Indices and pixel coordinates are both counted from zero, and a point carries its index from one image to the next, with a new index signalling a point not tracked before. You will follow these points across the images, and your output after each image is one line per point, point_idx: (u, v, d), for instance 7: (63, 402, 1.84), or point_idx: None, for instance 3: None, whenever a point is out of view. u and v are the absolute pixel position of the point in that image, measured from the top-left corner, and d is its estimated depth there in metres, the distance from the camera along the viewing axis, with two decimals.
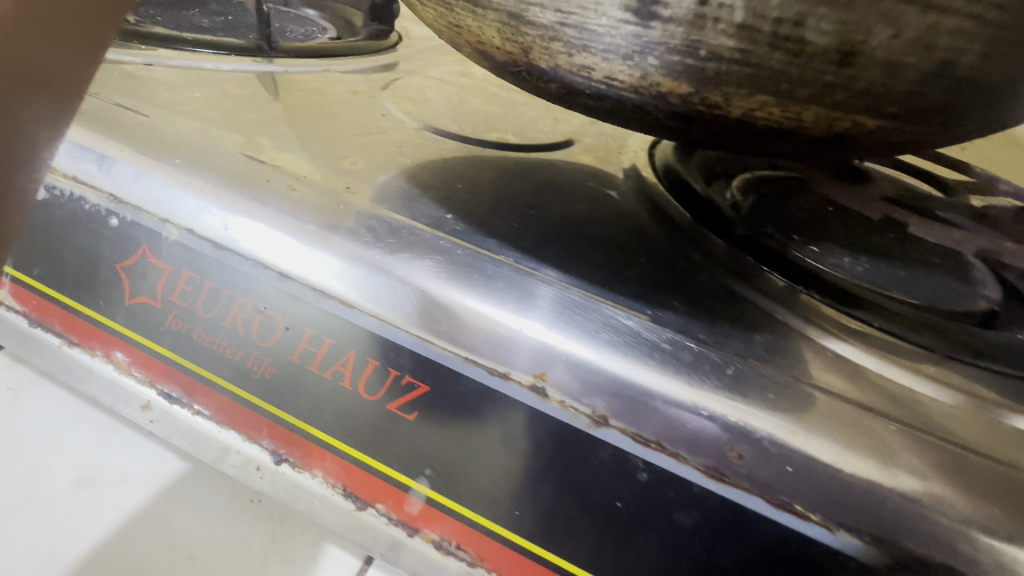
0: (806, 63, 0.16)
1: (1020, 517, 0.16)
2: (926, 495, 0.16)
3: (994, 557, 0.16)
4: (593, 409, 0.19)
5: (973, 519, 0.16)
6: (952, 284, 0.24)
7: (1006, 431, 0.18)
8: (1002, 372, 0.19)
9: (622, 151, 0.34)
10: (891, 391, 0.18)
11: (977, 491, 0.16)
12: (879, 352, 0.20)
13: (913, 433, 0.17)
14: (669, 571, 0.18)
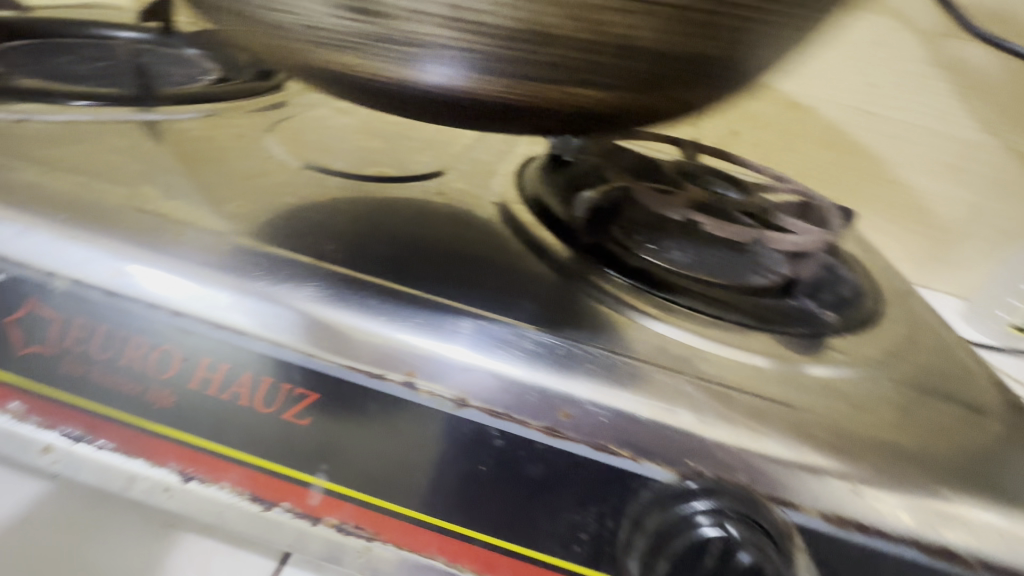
0: (555, 46, 0.22)
1: (749, 423, 0.23)
2: (692, 421, 0.23)
3: (739, 455, 0.22)
4: (455, 394, 0.23)
5: (722, 431, 0.23)
6: (726, 267, 0.34)
7: (735, 368, 0.26)
8: (744, 323, 0.30)
9: (491, 180, 0.40)
10: (669, 352, 0.26)
11: (721, 412, 0.23)
12: (665, 322, 0.28)
13: (680, 379, 0.25)
14: (526, 513, 0.23)
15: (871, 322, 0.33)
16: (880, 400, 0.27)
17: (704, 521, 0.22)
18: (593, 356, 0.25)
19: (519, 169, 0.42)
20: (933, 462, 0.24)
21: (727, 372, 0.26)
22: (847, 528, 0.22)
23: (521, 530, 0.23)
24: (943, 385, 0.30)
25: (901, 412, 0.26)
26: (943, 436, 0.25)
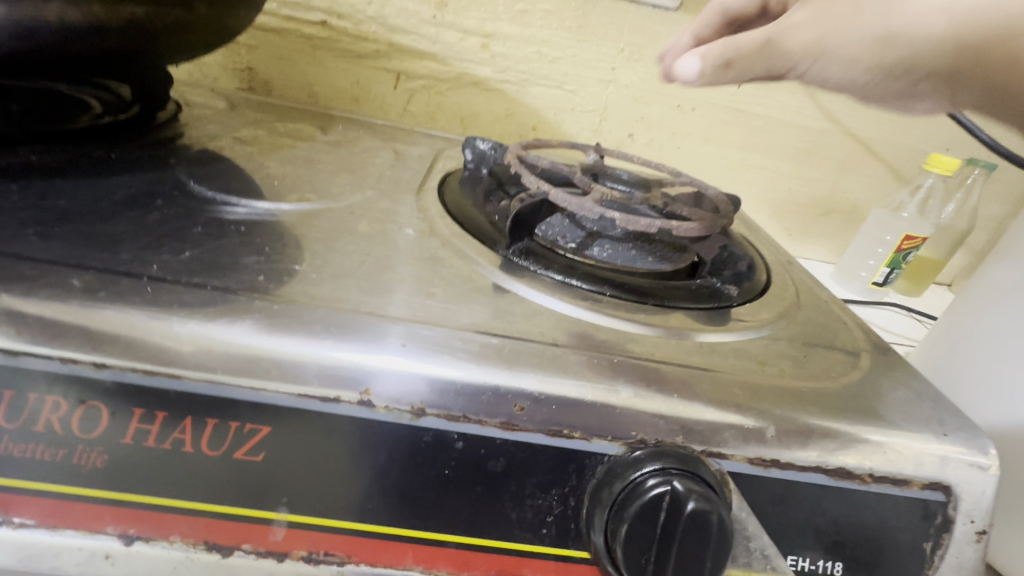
0: None
1: (678, 389, 0.26)
2: (631, 394, 0.25)
3: (675, 419, 0.25)
4: (411, 405, 0.24)
5: (659, 399, 0.25)
6: (637, 257, 0.38)
7: (657, 343, 0.30)
8: (660, 305, 0.33)
9: (414, 199, 0.41)
10: (600, 338, 0.29)
11: (654, 383, 0.26)
12: (590, 313, 0.31)
13: (615, 360, 0.27)
14: (494, 507, 0.24)
15: (761, 291, 0.38)
16: (778, 356, 0.31)
17: (651, 482, 0.24)
18: (533, 351, 0.27)
19: (440, 187, 0.44)
20: (824, 399, 0.28)
21: (652, 349, 0.29)
22: (767, 466, 0.26)
23: (491, 524, 0.24)
24: (823, 337, 0.35)
25: (794, 362, 0.31)
26: (825, 377, 0.30)
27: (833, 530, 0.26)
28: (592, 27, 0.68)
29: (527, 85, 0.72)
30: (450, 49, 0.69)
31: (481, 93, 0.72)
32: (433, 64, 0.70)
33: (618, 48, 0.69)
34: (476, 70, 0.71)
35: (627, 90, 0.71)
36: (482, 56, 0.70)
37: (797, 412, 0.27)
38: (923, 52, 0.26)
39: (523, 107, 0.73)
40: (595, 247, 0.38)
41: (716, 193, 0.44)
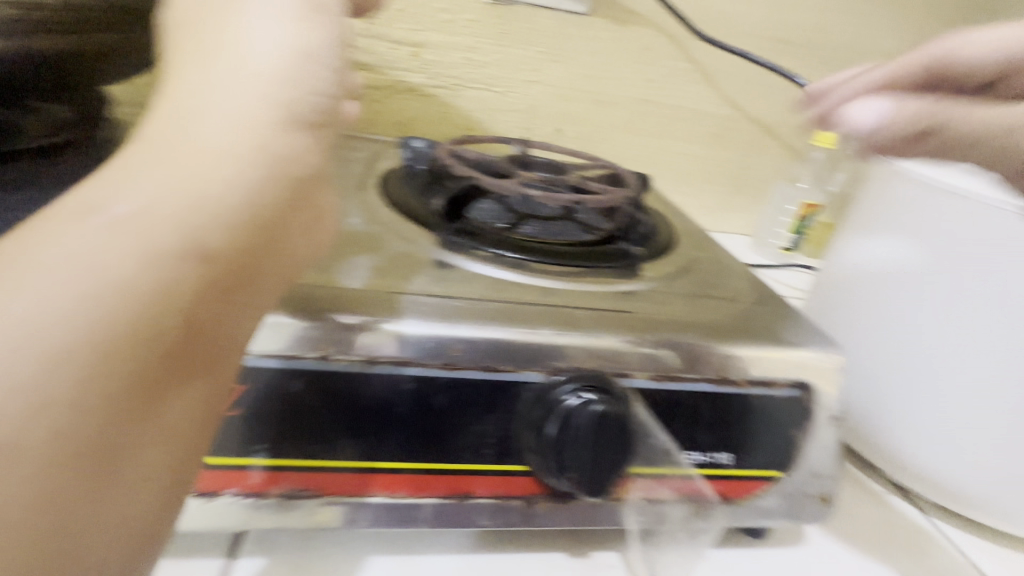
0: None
1: (590, 326, 0.32)
2: (552, 333, 0.31)
3: (590, 349, 0.31)
4: (364, 355, 0.28)
5: (575, 335, 0.31)
6: (559, 229, 0.44)
7: (575, 294, 0.35)
8: (579, 264, 0.39)
9: (356, 194, 0.45)
10: (527, 293, 0.34)
11: (570, 323, 0.32)
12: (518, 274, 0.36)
13: (538, 308, 0.33)
14: (443, 434, 0.29)
15: (667, 249, 0.45)
16: (672, 298, 0.38)
17: (569, 399, 0.29)
18: (462, 303, 0.32)
19: (380, 182, 0.48)
20: (710, 327, 0.35)
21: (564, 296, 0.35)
22: (665, 380, 0.31)
23: (441, 449, 0.29)
24: (714, 284, 0.42)
25: (690, 302, 0.38)
26: (714, 311, 0.37)
27: (723, 428, 0.32)
28: (512, 33, 0.76)
29: (459, 90, 0.78)
30: (383, 58, 0.74)
31: (415, 99, 0.77)
32: (367, 74, 0.75)
33: (537, 51, 0.77)
34: (408, 77, 0.76)
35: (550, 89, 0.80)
36: (412, 64, 0.75)
37: (684, 335, 0.32)
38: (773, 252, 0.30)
39: (456, 110, 0.79)
40: (523, 223, 0.44)
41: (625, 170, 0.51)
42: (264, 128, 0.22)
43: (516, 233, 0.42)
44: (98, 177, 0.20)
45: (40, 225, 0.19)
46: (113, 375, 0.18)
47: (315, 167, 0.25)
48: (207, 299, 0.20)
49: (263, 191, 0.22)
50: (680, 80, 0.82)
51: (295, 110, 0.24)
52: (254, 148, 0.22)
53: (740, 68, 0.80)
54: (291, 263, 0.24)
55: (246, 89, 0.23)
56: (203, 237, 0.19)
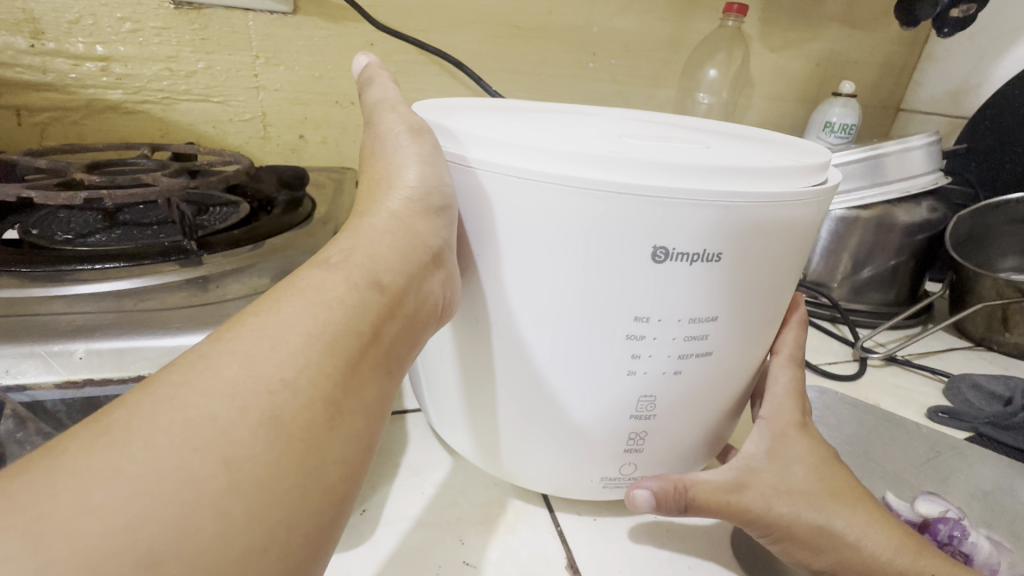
0: None
1: (14, 336, 0.29)
2: None
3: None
4: None
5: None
6: (152, 236, 0.43)
7: (70, 299, 0.33)
8: (121, 264, 0.37)
9: None
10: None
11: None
12: (27, 283, 0.34)
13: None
14: None
15: (266, 241, 0.44)
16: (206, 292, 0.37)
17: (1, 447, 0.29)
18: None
19: None
20: (200, 314, 0.33)
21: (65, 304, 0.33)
22: (112, 372, 0.29)
23: None
24: (278, 271, 0.41)
25: (217, 295, 0.36)
26: (234, 300, 0.35)
27: None
28: (220, 39, 0.72)
29: (172, 103, 0.73)
30: (66, 78, 0.68)
31: (123, 117, 0.72)
32: (55, 95, 0.69)
33: (253, 56, 0.74)
34: (105, 94, 0.70)
35: (279, 94, 0.77)
36: (107, 80, 0.70)
37: (172, 323, 0.32)
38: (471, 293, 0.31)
39: (176, 125, 0.75)
40: (100, 236, 0.42)
41: (248, 167, 0.50)
42: (324, 326, 0.24)
43: (89, 244, 0.40)
44: (73, 449, 0.18)
45: (30, 484, 0.17)
46: (264, 495, 0.19)
47: (408, 324, 0.28)
48: (261, 492, 0.19)
49: (272, 399, 0.21)
50: (423, 74, 0.80)
51: (282, 372, 0.22)
52: (280, 386, 0.21)
53: (478, 58, 0.80)
54: (360, 412, 0.24)
55: (270, 379, 0.21)
56: (198, 474, 0.18)
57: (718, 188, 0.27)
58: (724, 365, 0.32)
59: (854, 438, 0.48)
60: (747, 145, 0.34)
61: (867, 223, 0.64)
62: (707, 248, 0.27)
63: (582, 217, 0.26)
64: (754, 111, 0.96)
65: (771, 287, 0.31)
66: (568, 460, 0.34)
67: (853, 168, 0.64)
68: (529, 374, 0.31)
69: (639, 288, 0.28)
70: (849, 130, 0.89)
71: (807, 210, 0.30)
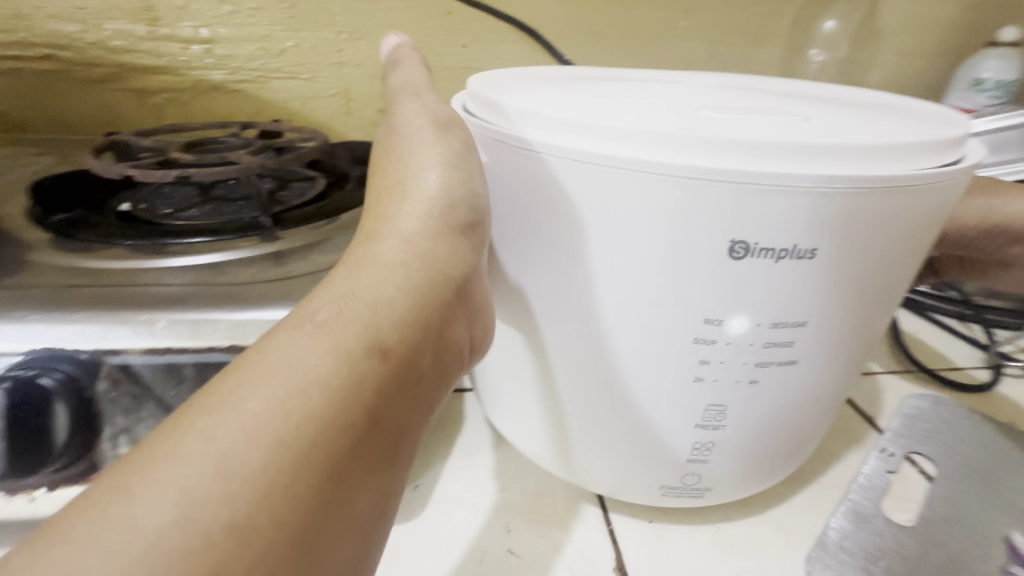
0: None
1: (110, 302, 0.32)
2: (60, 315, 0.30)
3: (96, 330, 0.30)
4: None
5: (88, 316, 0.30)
6: (237, 212, 0.45)
7: (164, 270, 0.37)
8: (208, 238, 0.39)
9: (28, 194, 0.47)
10: (101, 278, 0.35)
11: (99, 300, 0.32)
12: (130, 254, 0.38)
13: (92, 287, 0.33)
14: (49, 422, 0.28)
15: (338, 218, 0.46)
16: (280, 268, 0.39)
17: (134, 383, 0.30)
18: (24, 291, 0.32)
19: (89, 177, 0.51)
20: (270, 290, 0.34)
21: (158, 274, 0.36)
22: (192, 342, 0.31)
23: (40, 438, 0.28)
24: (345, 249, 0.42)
25: (289, 271, 0.38)
26: (301, 277, 0.37)
27: None
28: (307, 17, 0.74)
29: (266, 81, 0.78)
30: (178, 60, 0.75)
31: (225, 96, 0.78)
32: (169, 77, 0.76)
33: (337, 32, 0.76)
34: (209, 75, 0.76)
35: (360, 69, 0.78)
36: (211, 62, 0.75)
37: (245, 296, 0.33)
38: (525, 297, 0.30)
39: (269, 102, 0.79)
40: (195, 211, 0.46)
41: (324, 144, 0.52)
42: (292, 436, 0.20)
43: (185, 220, 0.44)
44: None
45: None
46: None
47: (415, 399, 0.25)
48: None
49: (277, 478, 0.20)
50: (501, 42, 0.77)
51: (228, 514, 0.18)
52: (223, 535, 0.18)
53: (558, 23, 0.76)
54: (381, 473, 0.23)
55: (211, 527, 0.18)
56: None
57: (817, 169, 0.22)
58: (814, 375, 0.28)
59: (978, 460, 0.40)
60: (848, 120, 0.29)
61: None
62: (800, 243, 0.23)
63: (650, 203, 0.23)
64: (881, 69, 0.82)
65: (876, 289, 0.26)
66: (625, 465, 0.32)
67: (1011, 135, 0.52)
68: (585, 381, 0.29)
69: (706, 298, 0.25)
70: (1007, 87, 0.73)
71: (930, 199, 0.25)
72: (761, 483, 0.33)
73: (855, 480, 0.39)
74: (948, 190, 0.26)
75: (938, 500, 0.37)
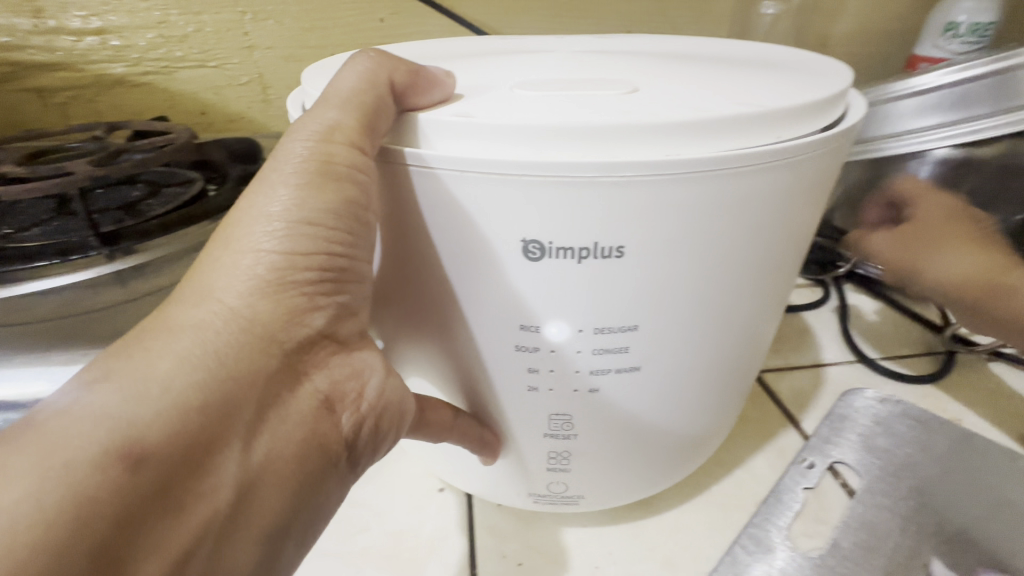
0: None
1: None
2: None
3: None
4: None
5: None
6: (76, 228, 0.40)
7: None
8: (17, 266, 0.34)
9: None
10: None
11: None
12: None
13: None
14: None
15: (188, 228, 0.39)
16: None
17: None
18: None
19: None
20: None
21: None
22: None
23: None
24: None
25: None
26: None
27: None
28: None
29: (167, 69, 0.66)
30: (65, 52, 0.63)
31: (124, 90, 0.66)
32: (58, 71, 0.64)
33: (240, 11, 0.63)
34: (105, 67, 0.64)
35: (271, 50, 0.66)
36: (104, 51, 0.64)
37: None
38: (444, 326, 0.26)
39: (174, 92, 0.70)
40: (33, 230, 0.40)
41: (186, 143, 0.46)
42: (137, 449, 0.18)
43: (16, 241, 0.39)
44: None
45: None
46: None
47: (288, 417, 0.22)
48: None
49: (74, 542, 0.16)
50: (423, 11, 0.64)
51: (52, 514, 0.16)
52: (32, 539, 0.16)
53: None
54: (221, 492, 0.20)
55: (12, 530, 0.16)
56: None
57: (606, 163, 0.20)
58: (673, 371, 0.27)
59: (909, 468, 0.36)
60: (704, 85, 0.24)
61: (987, 164, 0.48)
62: (600, 243, 0.22)
63: (456, 217, 0.22)
64: (848, 17, 0.72)
65: (723, 276, 0.24)
66: (497, 475, 0.32)
67: (972, 89, 0.47)
68: (447, 374, 0.28)
69: (535, 295, 0.23)
70: (983, 31, 0.65)
71: (761, 179, 0.22)
72: (649, 481, 0.33)
73: (767, 501, 0.34)
74: (798, 161, 0.22)
75: (856, 522, 0.33)
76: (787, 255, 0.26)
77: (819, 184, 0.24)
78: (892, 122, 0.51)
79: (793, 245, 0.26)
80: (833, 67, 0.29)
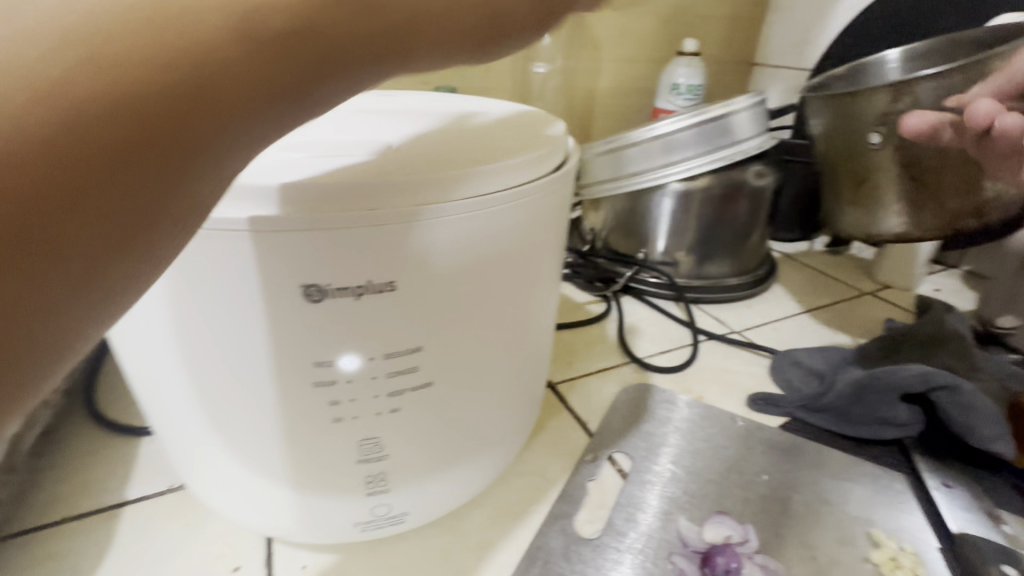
0: None
1: None
2: None
3: None
4: None
5: None
6: None
7: None
8: None
9: None
10: None
11: None
12: None
13: None
14: None
15: None
16: None
17: None
18: None
19: None
20: None
21: None
22: None
23: None
24: None
25: None
26: None
27: None
28: None
29: None
30: None
31: None
32: None
33: None
34: None
35: None
36: None
37: None
38: (240, 377, 0.25)
39: None
40: None
41: None
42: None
43: None
44: None
45: None
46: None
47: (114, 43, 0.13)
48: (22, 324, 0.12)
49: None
50: None
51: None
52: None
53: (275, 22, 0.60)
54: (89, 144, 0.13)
55: None
56: None
57: (344, 215, 0.22)
58: (470, 379, 0.28)
59: (667, 443, 0.44)
60: (438, 143, 0.28)
61: (698, 194, 0.63)
62: (374, 279, 0.23)
63: (220, 273, 0.22)
64: (604, 77, 0.87)
65: (495, 287, 0.27)
66: (318, 519, 0.30)
67: (684, 136, 0.61)
68: (254, 426, 0.26)
69: (328, 321, 0.23)
70: (695, 91, 0.85)
71: (503, 212, 0.25)
72: (468, 487, 0.34)
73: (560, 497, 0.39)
74: (529, 198, 0.26)
75: (627, 500, 0.39)
76: (541, 275, 0.30)
77: (554, 217, 0.29)
78: (632, 163, 0.63)
79: (545, 269, 0.30)
80: (543, 119, 0.34)
